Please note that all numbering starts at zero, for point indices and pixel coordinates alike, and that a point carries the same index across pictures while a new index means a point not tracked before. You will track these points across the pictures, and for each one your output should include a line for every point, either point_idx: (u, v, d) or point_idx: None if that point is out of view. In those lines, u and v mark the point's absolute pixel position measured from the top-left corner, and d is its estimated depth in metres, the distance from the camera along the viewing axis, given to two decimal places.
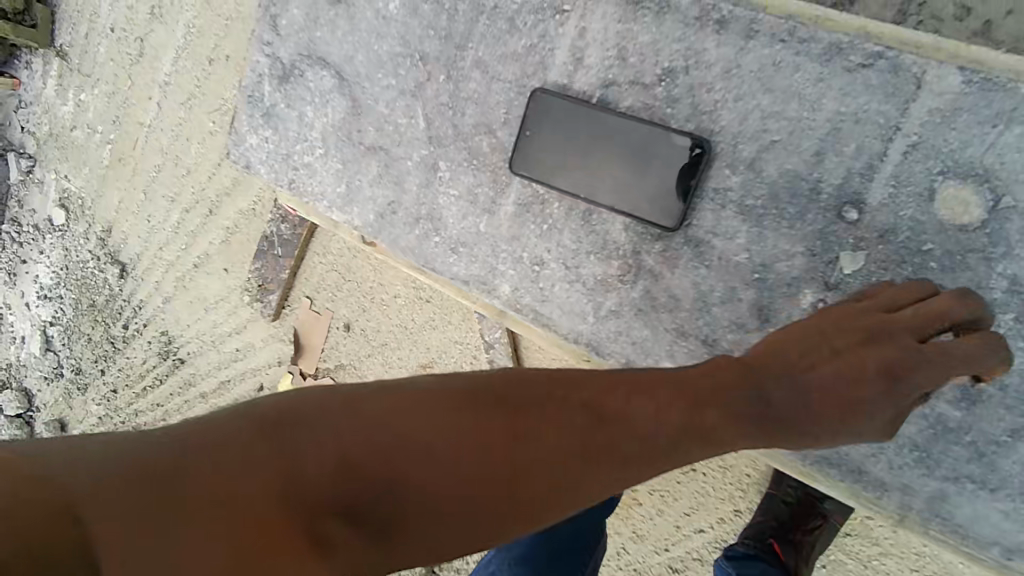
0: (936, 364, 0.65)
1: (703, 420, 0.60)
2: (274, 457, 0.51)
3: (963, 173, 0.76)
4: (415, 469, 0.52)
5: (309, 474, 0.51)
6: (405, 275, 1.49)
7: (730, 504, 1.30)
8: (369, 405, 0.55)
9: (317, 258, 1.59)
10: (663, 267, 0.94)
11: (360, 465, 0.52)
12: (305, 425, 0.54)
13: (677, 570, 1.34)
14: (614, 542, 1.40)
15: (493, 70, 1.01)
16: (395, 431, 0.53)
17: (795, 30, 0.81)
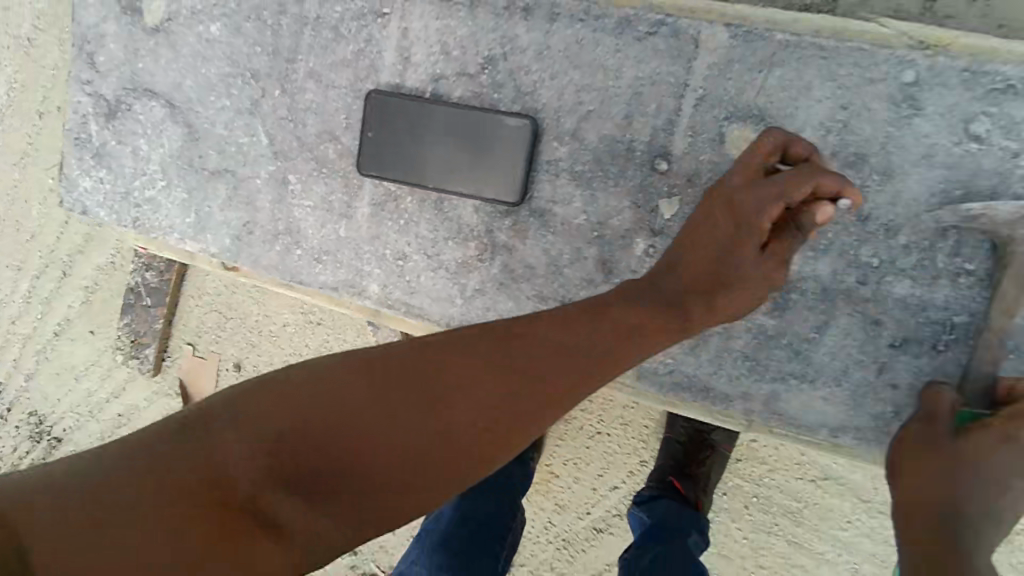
0: (757, 197, 0.79)
1: (596, 323, 0.78)
2: (227, 456, 0.65)
3: (744, 115, 0.87)
4: (371, 412, 0.69)
5: (257, 465, 0.65)
6: (290, 301, 1.44)
7: (636, 457, 1.39)
8: (315, 384, 0.70)
9: (193, 303, 1.52)
10: (516, 240, 1.01)
11: (296, 454, 0.66)
12: (241, 430, 0.67)
13: (602, 529, 1.42)
14: (540, 519, 1.46)
15: (326, 79, 1.02)
16: (319, 421, 0.67)
17: (590, 9, 0.89)
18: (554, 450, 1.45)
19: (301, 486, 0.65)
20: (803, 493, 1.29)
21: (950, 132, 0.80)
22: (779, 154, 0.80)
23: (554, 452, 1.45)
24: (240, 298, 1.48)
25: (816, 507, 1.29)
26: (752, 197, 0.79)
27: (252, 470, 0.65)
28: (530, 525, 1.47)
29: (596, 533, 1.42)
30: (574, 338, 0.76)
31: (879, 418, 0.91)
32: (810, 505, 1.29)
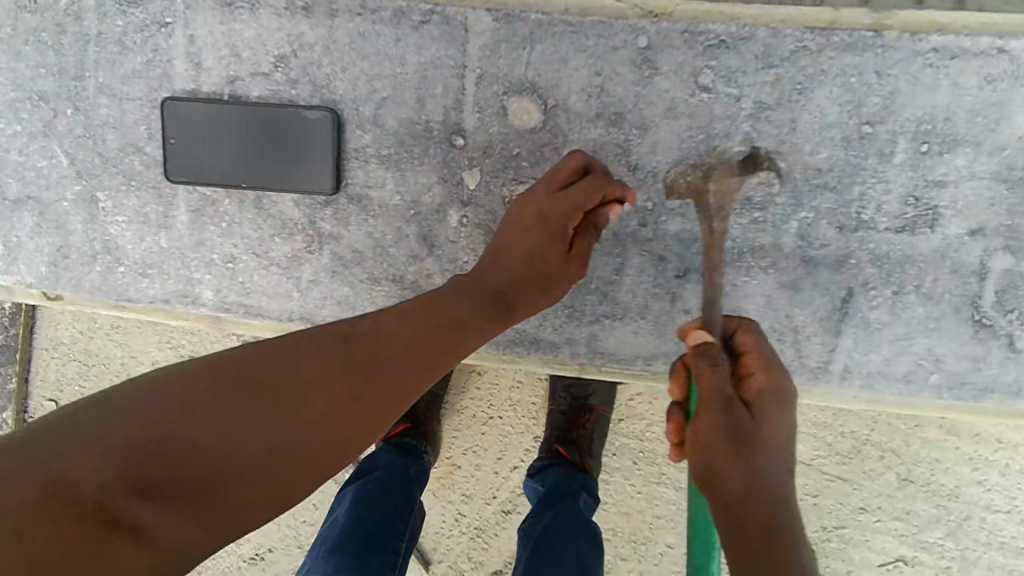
0: (560, 207, 0.91)
1: (444, 312, 0.84)
2: (72, 467, 0.59)
3: (519, 88, 0.98)
4: (227, 421, 0.66)
5: (109, 472, 0.60)
6: (155, 338, 1.39)
7: (529, 434, 1.37)
8: (153, 400, 0.66)
9: (48, 356, 1.44)
10: (339, 227, 1.05)
11: (150, 459, 0.62)
12: (85, 439, 0.62)
13: (510, 511, 1.39)
14: (449, 512, 1.41)
15: (119, 92, 1.03)
16: (174, 426, 0.64)
17: (365, 3, 0.96)
18: (450, 442, 1.41)
19: (160, 496, 0.61)
20: None
21: (683, 86, 0.95)
22: (572, 168, 0.94)
23: (450, 443, 1.41)
24: (101, 343, 1.42)
25: None
26: (559, 205, 0.92)
27: (103, 477, 0.60)
28: (440, 521, 1.42)
29: (506, 515, 1.39)
30: (424, 329, 0.81)
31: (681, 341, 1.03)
32: None
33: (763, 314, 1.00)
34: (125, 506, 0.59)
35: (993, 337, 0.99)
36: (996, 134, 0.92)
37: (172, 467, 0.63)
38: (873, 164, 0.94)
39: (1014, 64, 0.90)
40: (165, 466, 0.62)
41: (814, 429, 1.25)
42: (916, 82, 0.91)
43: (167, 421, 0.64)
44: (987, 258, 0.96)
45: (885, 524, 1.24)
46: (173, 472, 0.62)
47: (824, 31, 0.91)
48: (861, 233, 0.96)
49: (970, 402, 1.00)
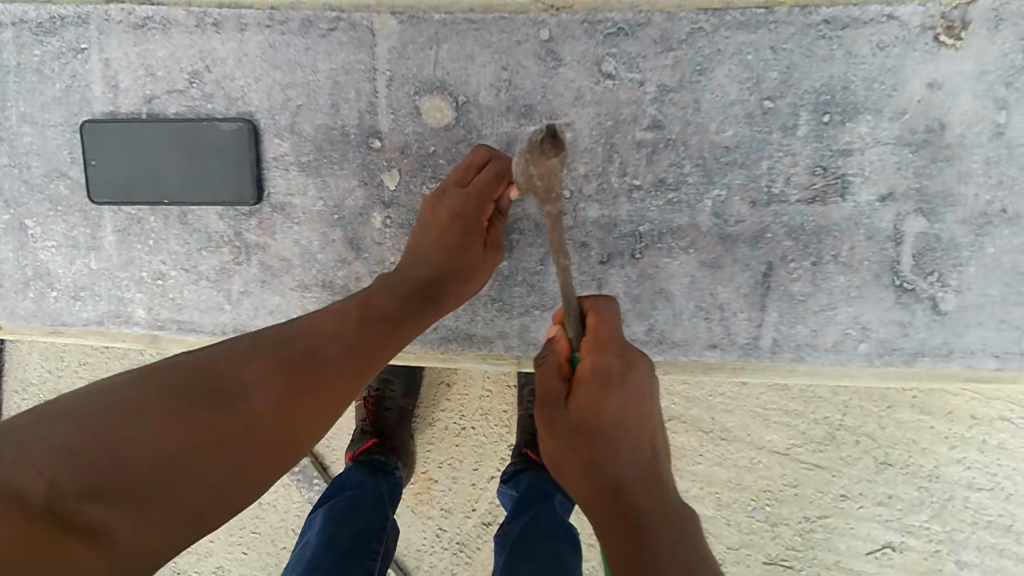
0: (476, 200, 0.95)
1: (379, 310, 0.89)
2: (18, 474, 0.61)
3: (429, 87, 1.00)
4: (172, 421, 0.69)
5: (57, 476, 0.62)
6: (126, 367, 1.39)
7: (503, 442, 1.35)
8: (93, 407, 0.68)
9: (18, 399, 1.45)
10: (266, 236, 1.05)
11: (96, 461, 0.64)
12: (25, 448, 0.63)
13: (491, 522, 1.37)
14: (430, 528, 1.39)
15: (41, 119, 1.06)
16: (115, 430, 0.66)
17: (274, 15, 0.99)
18: (424, 457, 1.38)
19: (114, 497, 0.63)
20: None
21: (588, 75, 0.97)
22: (477, 162, 0.97)
23: (425, 458, 1.38)
24: (69, 380, 1.42)
25: None
26: (472, 198, 0.95)
27: (52, 481, 0.61)
28: (421, 538, 1.39)
29: (486, 527, 1.37)
30: (358, 328, 0.86)
31: None
32: None
33: (689, 294, 1.01)
34: (78, 508, 0.61)
35: (915, 301, 0.98)
36: (894, 99, 0.94)
37: (120, 468, 0.64)
38: (778, 139, 0.96)
39: (903, 30, 0.92)
40: (112, 467, 0.64)
41: (788, 418, 1.24)
42: (810, 55, 0.94)
43: (108, 426, 0.66)
44: (900, 223, 0.96)
45: (869, 511, 1.23)
46: (122, 471, 0.64)
47: (718, 11, 0.94)
48: (774, 207, 0.98)
49: (903, 367, 0.99)
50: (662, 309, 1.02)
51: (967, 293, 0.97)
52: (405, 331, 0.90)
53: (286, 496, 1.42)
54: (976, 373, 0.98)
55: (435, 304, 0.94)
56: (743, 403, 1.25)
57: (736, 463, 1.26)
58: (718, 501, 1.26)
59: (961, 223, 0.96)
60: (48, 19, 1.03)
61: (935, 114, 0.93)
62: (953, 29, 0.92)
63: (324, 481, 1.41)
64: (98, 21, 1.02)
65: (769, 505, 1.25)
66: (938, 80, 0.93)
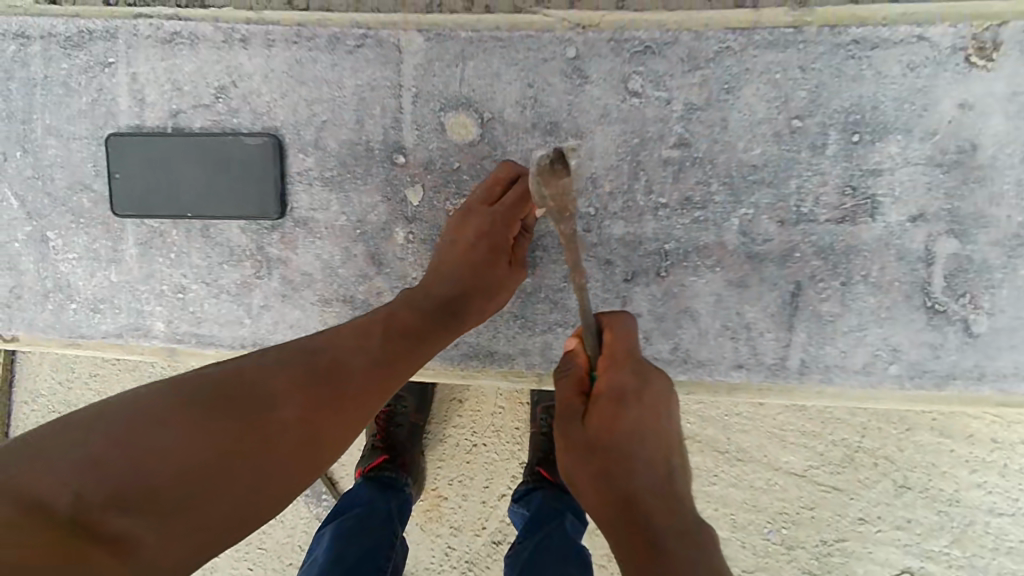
0: (500, 218, 0.95)
1: (400, 323, 0.88)
2: (45, 486, 0.62)
3: (455, 104, 0.99)
4: (195, 433, 0.69)
5: (83, 487, 0.63)
6: (140, 380, 1.38)
7: (515, 460, 1.33)
8: (119, 419, 0.69)
9: (30, 411, 1.44)
10: (287, 251, 1.05)
11: (120, 473, 0.64)
12: (53, 458, 0.65)
13: (501, 541, 1.34)
14: (438, 546, 1.36)
15: (67, 132, 1.06)
16: (140, 441, 0.67)
17: (301, 32, 1.00)
18: (434, 474, 1.36)
19: (139, 506, 0.63)
20: None
21: (614, 92, 0.96)
22: (501, 180, 0.97)
23: (434, 474, 1.36)
24: (81, 392, 1.41)
25: None
26: (497, 216, 0.95)
27: (77, 492, 0.62)
28: (429, 556, 1.37)
29: (496, 546, 1.34)
30: (380, 341, 0.85)
31: None
32: None
33: (715, 313, 1.00)
34: (103, 518, 0.61)
35: (947, 323, 0.96)
36: (925, 120, 0.93)
37: (143, 478, 0.65)
38: (806, 158, 0.95)
39: (934, 51, 0.92)
40: (135, 478, 0.65)
41: (805, 439, 1.22)
42: (840, 75, 0.93)
43: (133, 437, 0.67)
44: (931, 243, 0.95)
45: (886, 535, 1.20)
46: (145, 482, 0.65)
47: (747, 31, 0.94)
48: (803, 226, 0.96)
49: (934, 390, 0.97)
50: (688, 327, 1.00)
51: (1000, 315, 0.96)
52: (428, 345, 0.89)
53: (297, 512, 1.40)
54: (1008, 397, 0.96)
55: (457, 318, 0.93)
56: (760, 423, 1.23)
57: (753, 484, 1.23)
58: (733, 523, 1.24)
59: (993, 244, 0.94)
60: (76, 33, 1.04)
61: (966, 135, 0.93)
62: (984, 50, 0.91)
63: (332, 496, 1.39)
64: (126, 35, 1.03)
65: (785, 528, 1.22)
66: (969, 101, 0.92)
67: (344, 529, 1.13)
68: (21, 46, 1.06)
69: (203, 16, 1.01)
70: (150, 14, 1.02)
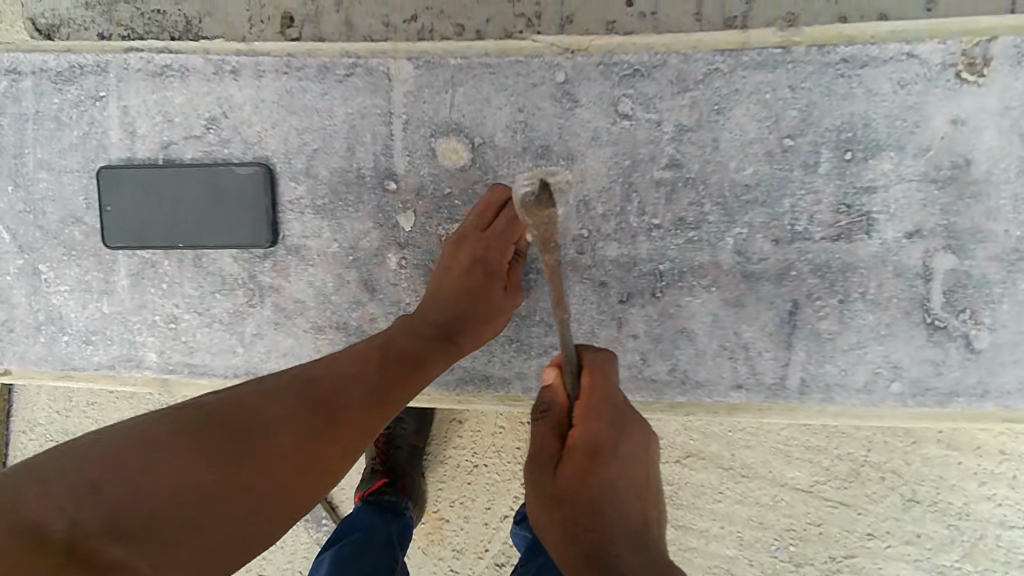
0: (495, 242, 0.94)
1: (399, 349, 0.87)
2: (42, 512, 0.62)
3: (446, 130, 0.99)
4: (193, 459, 0.68)
5: (79, 512, 0.62)
6: (135, 408, 1.37)
7: (517, 481, 1.31)
8: (119, 443, 0.69)
9: (25, 442, 1.42)
10: (280, 278, 1.04)
11: (118, 497, 0.64)
12: (52, 481, 0.64)
13: (504, 563, 1.32)
14: (441, 569, 1.34)
15: (58, 165, 1.06)
16: (138, 466, 0.66)
17: (291, 62, 1.00)
18: (436, 496, 1.34)
19: (137, 532, 0.63)
20: (670, 476, 1.23)
21: (605, 115, 0.96)
22: (493, 205, 0.96)
23: (435, 496, 1.34)
24: (76, 423, 1.40)
25: (686, 487, 1.23)
26: (492, 241, 0.94)
27: (73, 518, 0.62)
28: None
29: (500, 568, 1.32)
30: (378, 367, 0.84)
31: (631, 367, 1.01)
32: (682, 486, 1.23)
33: (712, 333, 0.98)
34: (97, 544, 0.61)
35: (949, 339, 0.95)
36: (917, 136, 0.92)
37: (139, 503, 0.64)
38: (799, 176, 0.95)
39: (924, 68, 0.91)
40: (131, 503, 0.64)
41: (810, 454, 1.20)
42: (830, 93, 0.93)
43: (131, 461, 0.67)
44: (929, 259, 0.94)
45: (897, 550, 1.18)
46: (140, 508, 0.64)
47: (735, 52, 0.94)
48: (798, 244, 0.96)
49: (937, 407, 0.96)
50: (685, 348, 0.99)
51: (1002, 330, 0.94)
52: (426, 370, 0.88)
53: (296, 538, 1.38)
54: (1013, 413, 0.95)
55: (456, 343, 0.92)
56: (764, 439, 1.21)
57: (759, 501, 1.21)
58: (740, 541, 1.21)
59: (992, 258, 0.93)
60: (67, 68, 1.04)
61: (960, 150, 0.92)
62: (975, 66, 0.91)
63: (331, 521, 1.37)
64: (117, 69, 1.03)
65: (793, 545, 1.20)
66: (961, 116, 0.91)
67: (341, 555, 1.11)
68: (13, 81, 1.06)
69: (194, 49, 1.02)
70: (141, 48, 1.03)
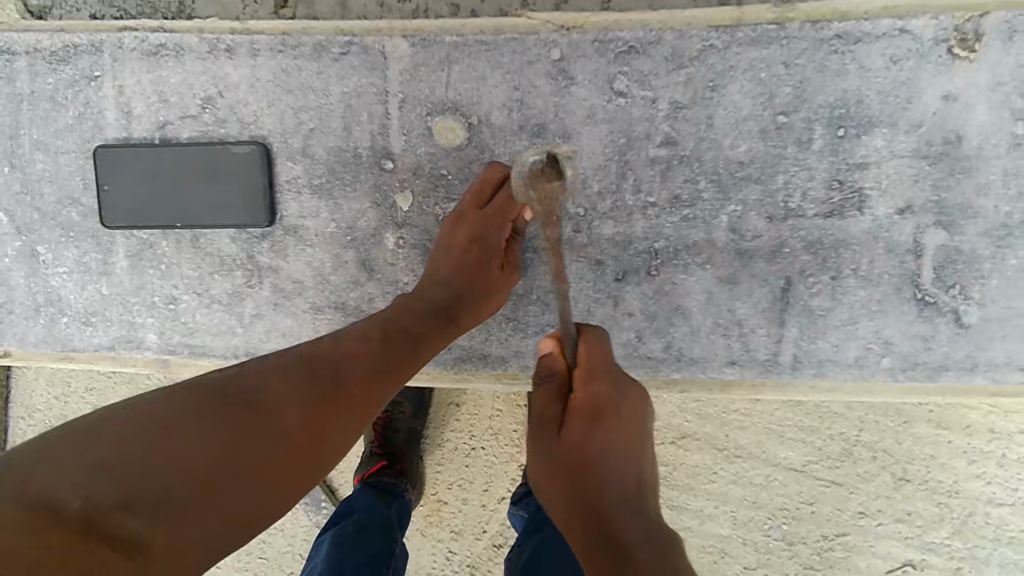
0: (495, 219, 0.96)
1: (399, 327, 0.89)
2: (56, 490, 0.62)
3: (441, 109, 1.00)
4: (201, 435, 0.70)
5: (93, 489, 0.63)
6: (135, 390, 1.38)
7: (514, 462, 1.32)
8: (126, 422, 0.69)
9: (25, 426, 1.43)
10: (278, 258, 1.05)
11: (130, 474, 0.65)
12: (64, 461, 0.65)
13: (502, 545, 1.34)
14: (440, 550, 1.36)
15: (54, 146, 1.06)
16: (148, 443, 0.67)
17: (286, 41, 1.00)
18: (434, 478, 1.35)
19: (150, 508, 0.64)
20: (665, 455, 1.25)
21: (600, 92, 0.97)
22: (493, 181, 0.97)
23: (434, 478, 1.35)
24: (76, 407, 1.41)
25: (681, 467, 1.25)
26: (492, 218, 0.96)
27: (88, 495, 0.62)
28: (431, 561, 1.37)
29: (498, 549, 1.34)
30: (379, 344, 0.85)
31: (627, 344, 1.02)
32: (677, 466, 1.25)
33: (706, 310, 1.00)
34: (113, 519, 0.61)
35: (938, 315, 0.97)
36: (909, 112, 0.93)
37: (151, 479, 0.65)
38: (793, 153, 0.95)
39: (917, 43, 0.92)
40: (143, 479, 0.65)
41: (802, 434, 1.22)
42: (823, 70, 0.94)
43: (140, 439, 0.68)
44: (920, 235, 0.95)
45: (887, 527, 1.20)
46: (153, 483, 0.65)
47: (729, 28, 0.94)
48: (791, 221, 0.97)
49: (926, 381, 0.98)
50: (680, 325, 1.00)
51: (991, 305, 0.96)
52: (428, 348, 0.90)
53: (297, 520, 1.40)
54: (1001, 386, 0.97)
55: (455, 320, 0.93)
56: (757, 419, 1.22)
57: (753, 480, 1.23)
58: (734, 519, 1.24)
59: (981, 235, 0.95)
60: (62, 48, 1.04)
61: (951, 126, 0.93)
62: (967, 42, 0.91)
63: (331, 503, 1.39)
64: (111, 48, 1.03)
65: (787, 523, 1.22)
66: (952, 92, 0.92)
67: (343, 536, 1.13)
68: (7, 61, 1.06)
69: (188, 28, 1.02)
70: (135, 27, 1.02)
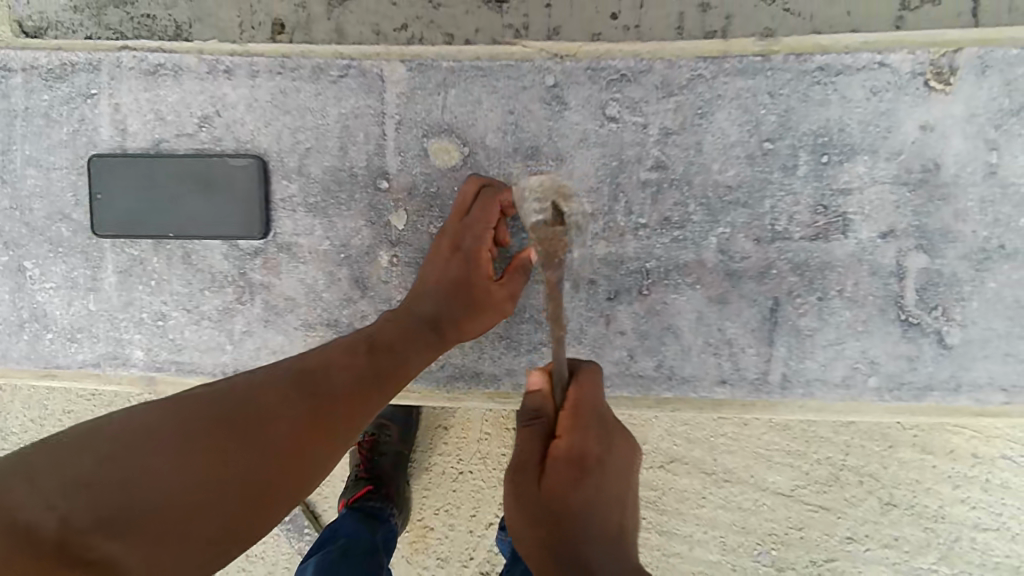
0: (474, 229, 0.96)
1: (389, 344, 0.88)
2: (31, 510, 0.61)
3: (437, 131, 1.01)
4: (188, 450, 0.68)
5: (69, 509, 0.62)
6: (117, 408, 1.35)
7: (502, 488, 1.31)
8: (111, 435, 0.68)
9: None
10: (271, 276, 1.05)
11: (108, 494, 0.63)
12: (42, 479, 0.63)
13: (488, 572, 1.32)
14: None
15: (46, 162, 1.06)
16: (131, 460, 0.66)
17: (285, 62, 1.02)
18: (420, 503, 1.33)
19: (129, 533, 0.62)
20: (656, 481, 1.24)
21: (592, 117, 0.99)
22: (477, 190, 0.98)
23: (420, 503, 1.33)
24: (51, 429, 1.37)
25: (671, 491, 1.24)
26: (472, 228, 0.96)
27: (64, 515, 0.61)
28: None
29: None
30: (370, 362, 0.85)
31: (619, 363, 1.03)
32: (667, 491, 1.24)
33: (697, 329, 1.01)
34: (88, 542, 0.61)
35: (921, 336, 0.99)
36: (889, 141, 0.97)
37: (130, 498, 0.64)
38: (779, 178, 0.98)
39: (895, 76, 0.96)
40: (120, 499, 0.63)
41: (790, 458, 1.22)
42: (807, 100, 0.97)
43: (125, 455, 0.66)
44: (902, 258, 0.98)
45: (876, 553, 1.20)
46: (132, 501, 0.64)
47: (716, 59, 0.98)
48: (778, 244, 0.99)
49: (913, 402, 1.00)
50: (671, 344, 1.02)
51: (972, 326, 0.98)
52: (415, 365, 0.90)
53: (279, 545, 1.36)
54: (984, 407, 0.99)
55: (442, 336, 0.94)
56: (745, 444, 1.23)
57: (742, 505, 1.23)
58: (723, 546, 1.23)
59: (961, 258, 0.98)
60: (59, 65, 1.05)
61: (929, 155, 0.97)
62: (942, 75, 0.96)
63: (314, 530, 1.35)
64: (109, 67, 1.04)
65: (775, 549, 1.22)
66: (930, 123, 0.96)
67: (328, 563, 1.09)
68: (2, 78, 1.06)
69: (188, 49, 1.03)
70: (134, 47, 1.04)
